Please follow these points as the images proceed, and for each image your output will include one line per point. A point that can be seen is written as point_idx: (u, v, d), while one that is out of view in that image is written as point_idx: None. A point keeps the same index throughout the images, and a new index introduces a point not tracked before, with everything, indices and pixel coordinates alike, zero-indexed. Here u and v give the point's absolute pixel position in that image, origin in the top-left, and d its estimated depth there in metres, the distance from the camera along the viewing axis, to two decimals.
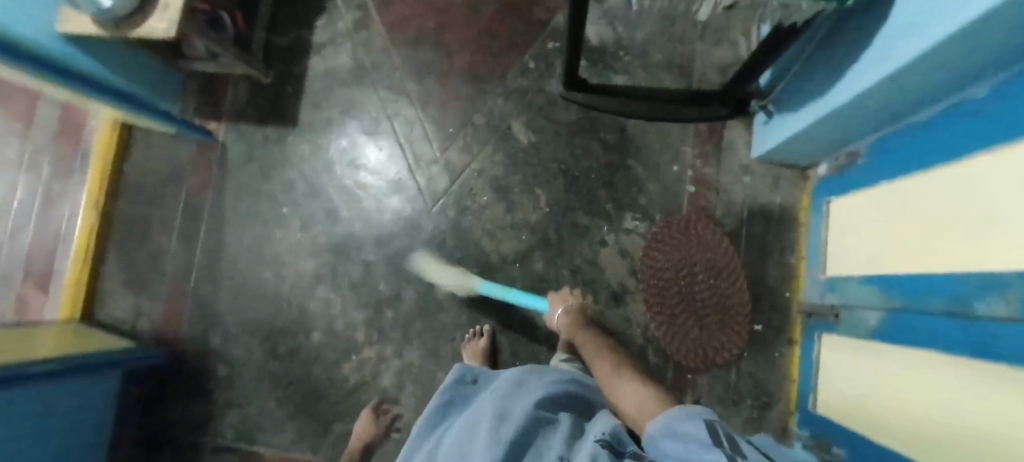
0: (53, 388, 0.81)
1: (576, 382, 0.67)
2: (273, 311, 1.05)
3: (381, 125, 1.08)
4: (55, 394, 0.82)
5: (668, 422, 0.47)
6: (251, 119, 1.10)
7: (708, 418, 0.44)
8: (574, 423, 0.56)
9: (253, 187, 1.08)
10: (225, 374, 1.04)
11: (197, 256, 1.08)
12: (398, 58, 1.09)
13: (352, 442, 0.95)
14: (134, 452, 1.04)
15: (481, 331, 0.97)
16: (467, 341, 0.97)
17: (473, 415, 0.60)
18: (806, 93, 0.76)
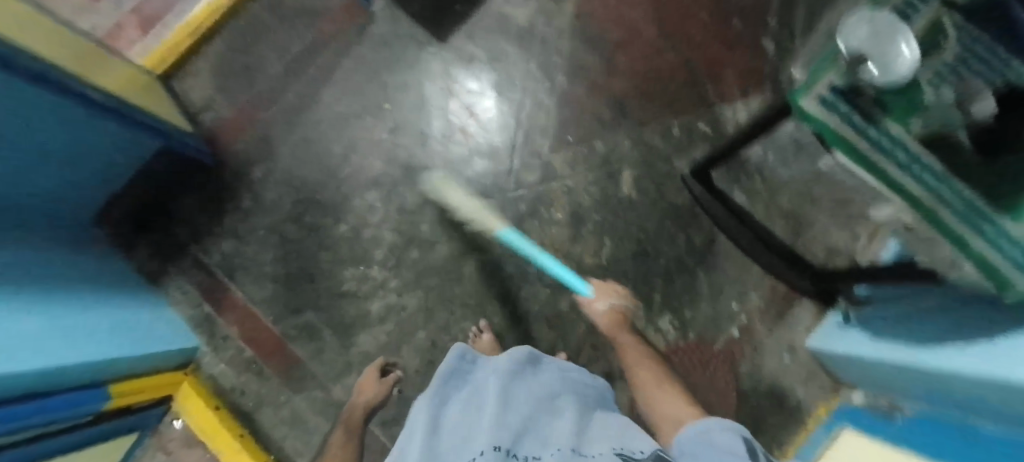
0: (100, 121, 0.81)
1: (574, 384, 0.70)
2: (320, 183, 1.04)
3: (515, 93, 1.07)
4: (94, 127, 0.81)
5: (707, 433, 0.54)
6: (410, 9, 1.08)
7: (744, 435, 0.52)
8: (579, 419, 0.60)
9: (374, 69, 1.08)
10: (245, 206, 1.05)
11: (288, 92, 1.08)
12: (569, 47, 1.07)
13: (356, 400, 0.90)
14: (125, 215, 1.03)
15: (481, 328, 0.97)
16: (471, 337, 0.96)
17: (476, 401, 0.64)
18: (883, 331, 0.75)
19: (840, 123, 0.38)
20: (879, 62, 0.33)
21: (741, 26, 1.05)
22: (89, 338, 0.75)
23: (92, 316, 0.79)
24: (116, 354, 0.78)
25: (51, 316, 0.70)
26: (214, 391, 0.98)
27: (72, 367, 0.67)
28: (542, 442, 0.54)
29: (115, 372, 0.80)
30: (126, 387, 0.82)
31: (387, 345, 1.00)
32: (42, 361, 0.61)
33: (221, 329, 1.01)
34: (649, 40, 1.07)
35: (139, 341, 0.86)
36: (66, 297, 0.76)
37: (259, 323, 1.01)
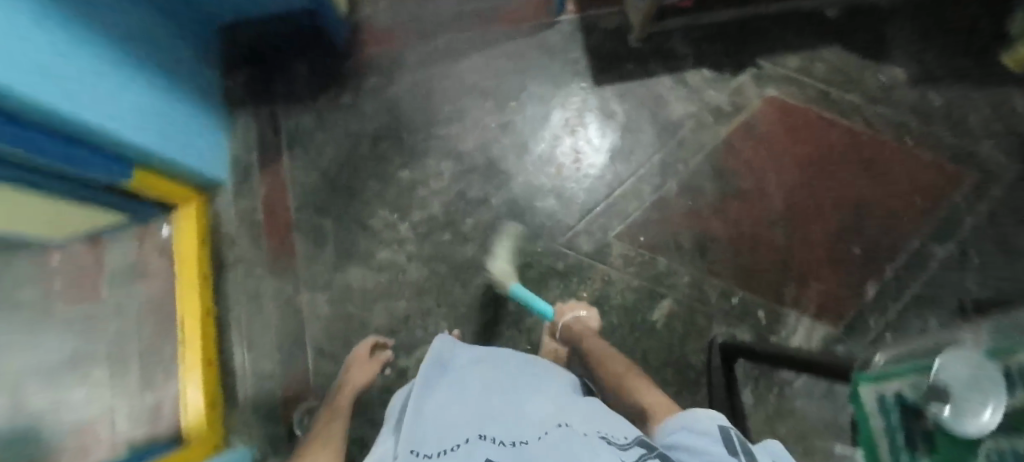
0: None
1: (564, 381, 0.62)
2: (414, 124, 1.06)
3: (624, 167, 1.05)
4: None
5: (682, 421, 0.41)
6: (588, 40, 1.09)
7: (721, 423, 0.38)
8: (571, 404, 0.52)
9: (524, 65, 1.08)
10: (343, 98, 1.07)
11: (444, 34, 1.10)
12: (696, 163, 1.05)
13: (348, 386, 0.84)
14: (240, 45, 1.05)
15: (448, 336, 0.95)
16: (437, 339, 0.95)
17: (459, 390, 0.56)
18: None
19: (881, 428, 0.38)
20: (956, 407, 0.26)
21: (853, 253, 1.02)
22: (138, 115, 0.74)
23: (157, 102, 0.80)
24: (148, 146, 0.77)
25: (117, 79, 0.70)
26: (212, 225, 1.01)
27: (98, 130, 0.66)
28: (532, 425, 0.45)
29: (145, 162, 0.80)
30: (160, 182, 0.86)
31: (368, 292, 1.00)
32: (69, 106, 0.60)
33: (251, 180, 1.03)
34: (768, 207, 1.03)
35: (178, 147, 0.86)
36: (145, 73, 0.76)
37: (284, 198, 1.02)
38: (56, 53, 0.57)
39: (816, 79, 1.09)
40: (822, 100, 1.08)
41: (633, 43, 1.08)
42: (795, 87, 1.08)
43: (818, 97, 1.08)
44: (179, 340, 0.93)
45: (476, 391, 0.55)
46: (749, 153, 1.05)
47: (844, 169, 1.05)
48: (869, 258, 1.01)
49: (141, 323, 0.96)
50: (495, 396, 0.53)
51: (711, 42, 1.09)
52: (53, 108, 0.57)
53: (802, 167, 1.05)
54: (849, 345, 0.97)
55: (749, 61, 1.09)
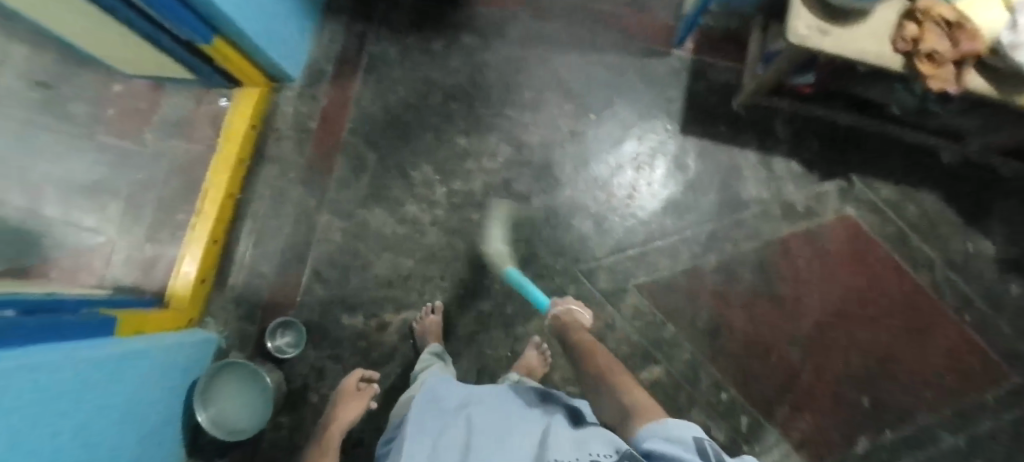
0: None
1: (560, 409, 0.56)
2: (490, 97, 1.03)
3: (672, 224, 1.01)
4: None
5: (658, 429, 0.41)
6: (694, 84, 1.03)
7: (697, 434, 0.39)
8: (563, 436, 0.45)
9: (620, 83, 1.03)
10: (432, 43, 1.04)
11: (555, 20, 1.05)
12: (744, 249, 1.00)
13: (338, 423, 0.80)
14: None
15: (434, 307, 0.95)
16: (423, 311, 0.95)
17: (444, 441, 0.49)
18: None
19: None
20: None
21: (861, 402, 0.97)
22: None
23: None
24: (237, 25, 0.75)
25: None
26: (267, 115, 1.01)
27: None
28: None
29: (224, 34, 0.78)
30: (232, 56, 0.85)
31: (381, 237, 0.99)
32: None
33: (317, 88, 1.02)
34: (796, 323, 0.99)
35: (264, 33, 0.84)
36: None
37: (342, 117, 1.02)
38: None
39: (901, 218, 1.02)
40: (899, 240, 1.01)
41: (735, 106, 1.02)
42: (879, 217, 1.01)
43: (895, 237, 1.01)
44: (195, 209, 0.95)
45: (469, 435, 0.49)
46: (802, 262, 1.00)
47: (888, 316, 1.00)
48: (873, 413, 0.96)
49: (171, 178, 1.00)
50: (482, 443, 0.46)
51: (814, 138, 1.02)
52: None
53: (848, 296, 0.99)
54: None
55: (841, 171, 1.01)
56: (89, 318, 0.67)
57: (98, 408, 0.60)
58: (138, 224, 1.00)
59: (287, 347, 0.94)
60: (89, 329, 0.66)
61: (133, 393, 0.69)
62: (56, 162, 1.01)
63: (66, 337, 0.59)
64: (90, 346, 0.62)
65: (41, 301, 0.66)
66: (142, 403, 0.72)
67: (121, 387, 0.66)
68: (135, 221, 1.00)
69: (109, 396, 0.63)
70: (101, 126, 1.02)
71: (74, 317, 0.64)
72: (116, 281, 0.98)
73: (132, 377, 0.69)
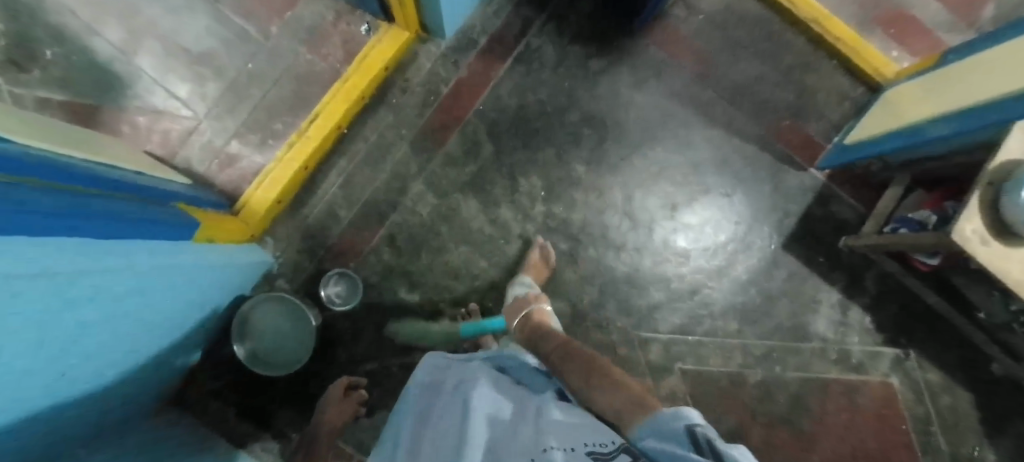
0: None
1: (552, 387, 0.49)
2: (623, 137, 1.00)
3: (737, 326, 1.01)
4: None
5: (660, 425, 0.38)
6: (815, 207, 1.01)
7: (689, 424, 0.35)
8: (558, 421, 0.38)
9: (748, 176, 1.01)
10: (590, 60, 0.99)
11: (716, 89, 1.01)
12: (790, 375, 1.01)
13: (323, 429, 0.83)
14: None
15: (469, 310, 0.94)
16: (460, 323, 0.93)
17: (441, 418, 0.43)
18: None
19: None
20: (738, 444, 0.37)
21: None
22: None
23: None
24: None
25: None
26: (402, 63, 0.96)
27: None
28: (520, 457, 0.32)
29: None
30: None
31: (467, 230, 0.96)
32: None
33: (462, 56, 0.97)
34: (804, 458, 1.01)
35: None
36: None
37: (475, 95, 0.97)
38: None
39: (933, 405, 1.05)
40: (923, 424, 1.04)
41: (842, 243, 1.00)
42: (917, 396, 1.04)
43: (923, 420, 1.04)
44: (299, 129, 0.91)
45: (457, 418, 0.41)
46: (833, 405, 1.02)
47: None
48: None
49: (281, 83, 0.94)
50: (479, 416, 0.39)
51: (893, 303, 1.03)
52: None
53: (860, 454, 1.03)
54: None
55: (903, 343, 1.03)
56: (157, 217, 0.58)
57: (118, 327, 0.49)
58: (229, 115, 0.93)
59: (337, 297, 0.91)
60: (156, 232, 0.57)
61: (153, 316, 0.59)
62: (171, 16, 0.94)
63: (133, 234, 0.50)
64: (144, 252, 0.52)
65: (122, 183, 0.59)
66: (157, 327, 0.62)
67: (148, 306, 0.56)
68: (228, 111, 0.93)
69: (134, 313, 0.53)
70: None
71: (142, 213, 0.55)
72: (187, 164, 0.92)
73: (162, 295, 0.59)
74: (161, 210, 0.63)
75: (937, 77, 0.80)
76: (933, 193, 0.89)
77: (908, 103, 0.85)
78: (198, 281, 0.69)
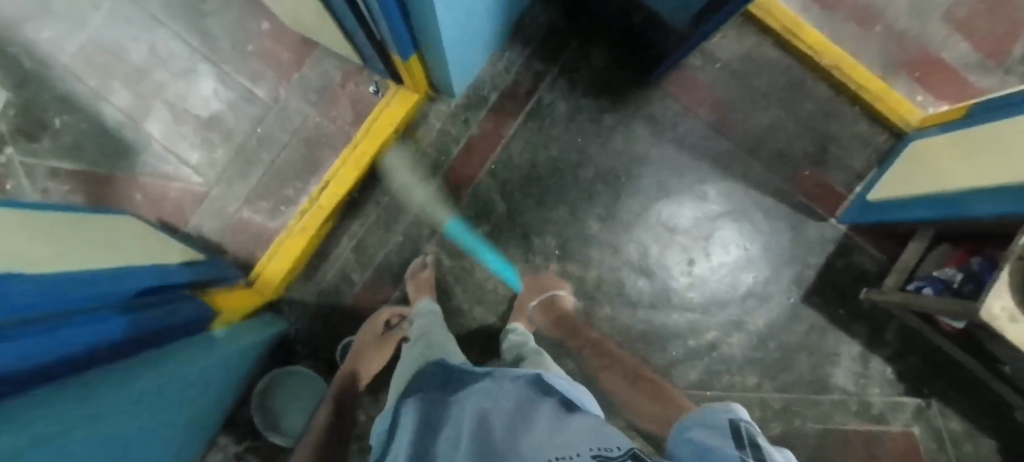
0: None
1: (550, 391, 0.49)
2: (638, 191, 0.98)
3: (756, 379, 0.99)
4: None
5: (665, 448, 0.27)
6: (836, 259, 0.99)
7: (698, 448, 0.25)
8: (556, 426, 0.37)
9: (768, 228, 0.99)
10: (604, 115, 0.97)
11: (734, 140, 0.98)
12: (812, 430, 0.98)
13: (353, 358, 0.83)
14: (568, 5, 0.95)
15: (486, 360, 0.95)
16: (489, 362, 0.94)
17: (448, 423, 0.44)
18: None
19: None
20: None
21: None
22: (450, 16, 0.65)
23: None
24: (439, 40, 0.68)
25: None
26: (412, 123, 0.96)
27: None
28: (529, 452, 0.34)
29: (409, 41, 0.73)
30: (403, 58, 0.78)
31: (481, 290, 0.96)
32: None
33: (473, 115, 0.96)
34: None
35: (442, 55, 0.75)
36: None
37: (486, 154, 0.96)
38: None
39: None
40: None
41: (863, 295, 0.97)
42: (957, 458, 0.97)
43: None
44: (310, 195, 0.92)
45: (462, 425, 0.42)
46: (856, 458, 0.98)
47: None
48: None
49: (291, 146, 0.93)
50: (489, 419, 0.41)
51: (915, 352, 0.99)
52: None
53: None
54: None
55: (926, 393, 0.99)
56: (162, 319, 0.60)
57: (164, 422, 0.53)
58: (240, 180, 0.93)
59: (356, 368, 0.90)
60: (145, 341, 0.56)
61: (203, 392, 0.64)
62: (178, 80, 0.92)
63: (122, 349, 0.50)
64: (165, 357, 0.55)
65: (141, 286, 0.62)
66: (200, 407, 0.67)
67: (198, 387, 0.61)
68: (239, 176, 0.93)
69: (184, 399, 0.57)
70: (233, 58, 0.93)
71: (148, 317, 0.58)
72: (200, 230, 0.92)
73: (185, 398, 0.58)
74: (162, 312, 0.61)
75: (954, 138, 0.76)
76: (959, 247, 0.85)
77: (931, 160, 0.81)
78: (222, 370, 0.68)
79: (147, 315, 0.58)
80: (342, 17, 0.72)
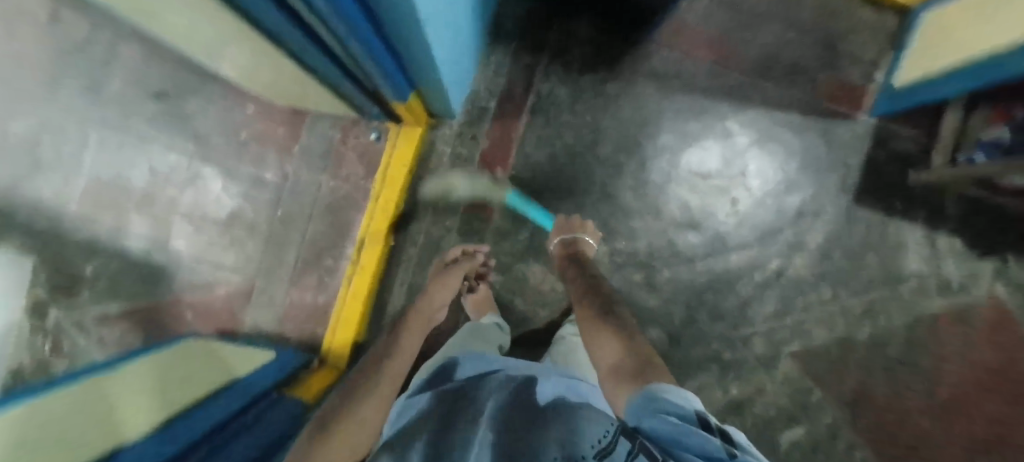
0: None
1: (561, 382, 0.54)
2: (660, 149, 0.96)
3: (832, 292, 0.98)
4: None
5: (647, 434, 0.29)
6: (874, 152, 0.97)
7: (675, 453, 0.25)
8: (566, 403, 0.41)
9: (798, 144, 0.97)
10: (605, 88, 0.95)
11: (739, 69, 0.96)
12: (900, 322, 0.97)
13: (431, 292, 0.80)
14: None
15: None
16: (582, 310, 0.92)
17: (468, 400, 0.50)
18: None
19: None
20: None
21: None
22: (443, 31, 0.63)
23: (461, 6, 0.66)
24: (433, 66, 0.67)
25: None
26: (422, 156, 0.95)
27: (410, 29, 0.51)
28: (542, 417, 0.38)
29: (409, 79, 0.74)
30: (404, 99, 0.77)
31: (541, 293, 0.97)
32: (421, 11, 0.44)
33: (478, 128, 0.95)
34: (936, 397, 0.97)
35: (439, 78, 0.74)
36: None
37: (503, 162, 0.95)
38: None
39: None
40: None
41: (910, 179, 0.96)
42: None
43: None
44: (351, 257, 0.92)
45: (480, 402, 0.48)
46: (947, 337, 0.97)
47: None
48: None
49: (315, 216, 0.93)
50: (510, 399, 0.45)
51: (981, 216, 0.97)
52: (409, 13, 0.43)
53: (996, 374, 0.97)
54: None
55: (1002, 253, 0.97)
56: (262, 431, 0.59)
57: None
58: (280, 266, 0.93)
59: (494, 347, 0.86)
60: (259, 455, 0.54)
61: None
62: (187, 189, 0.89)
63: None
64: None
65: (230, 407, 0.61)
66: None
67: None
68: (278, 262, 0.92)
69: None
70: (228, 150, 0.90)
71: (246, 436, 0.56)
72: (258, 325, 0.92)
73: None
74: (246, 439, 0.55)
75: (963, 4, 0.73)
76: (997, 104, 0.83)
77: (947, 25, 0.78)
78: None
79: (245, 433, 0.56)
80: (331, 79, 0.72)
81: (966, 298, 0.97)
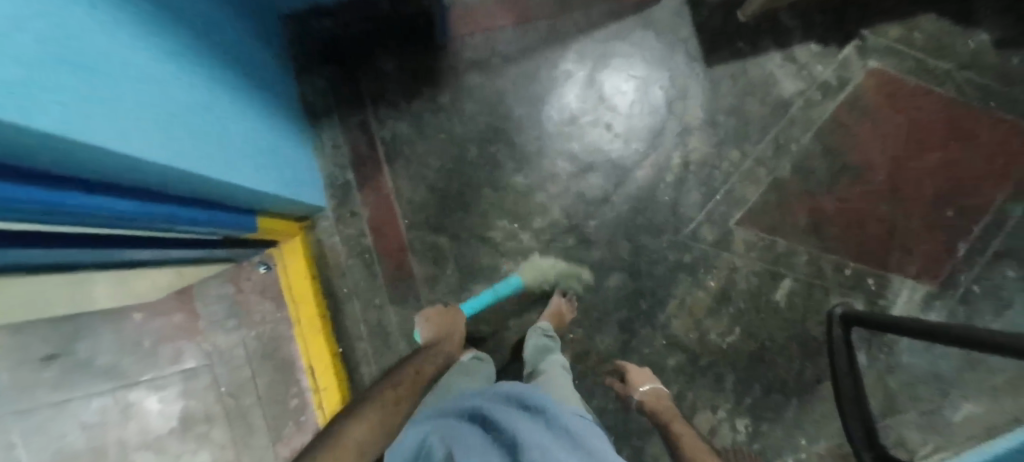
0: None
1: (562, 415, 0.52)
2: (520, 122, 0.97)
3: (738, 150, 0.99)
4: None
5: None
6: (696, 13, 0.99)
7: None
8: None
9: (631, 45, 0.98)
10: (439, 101, 0.95)
11: (541, 15, 0.97)
12: (809, 138, 0.99)
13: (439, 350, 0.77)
14: (327, 56, 0.93)
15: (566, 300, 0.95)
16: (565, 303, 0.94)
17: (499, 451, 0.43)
18: None
19: None
20: None
21: (953, 216, 0.99)
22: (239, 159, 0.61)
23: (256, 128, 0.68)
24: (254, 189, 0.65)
25: (228, 118, 0.58)
26: (318, 259, 0.94)
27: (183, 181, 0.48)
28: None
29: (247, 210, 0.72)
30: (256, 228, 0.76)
31: (498, 307, 0.96)
32: (193, 167, 0.47)
33: (351, 203, 0.94)
34: (877, 181, 0.99)
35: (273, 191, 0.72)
36: (239, 96, 0.63)
37: (392, 218, 0.95)
38: (177, 97, 0.44)
39: (944, 39, 0.98)
40: (952, 58, 0.98)
41: (741, 17, 0.99)
42: (921, 49, 0.99)
43: (944, 59, 0.98)
44: (309, 386, 0.90)
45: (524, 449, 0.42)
46: (856, 127, 0.99)
47: (972, 128, 0.99)
48: (990, 221, 0.98)
49: (257, 369, 0.91)
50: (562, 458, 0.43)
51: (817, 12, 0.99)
52: (175, 175, 0.45)
53: (912, 132, 0.99)
54: (966, 309, 0.97)
55: (853, 30, 0.99)
56: None
57: None
58: (254, 433, 0.90)
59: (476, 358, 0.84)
60: None
61: None
62: (130, 421, 0.87)
63: None
64: None
65: None
66: None
67: None
68: (249, 432, 0.90)
69: None
70: (145, 364, 0.89)
71: None
72: None
73: None
74: None
75: None
76: None
77: None
78: None
79: None
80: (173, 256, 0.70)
81: (850, 84, 0.99)
